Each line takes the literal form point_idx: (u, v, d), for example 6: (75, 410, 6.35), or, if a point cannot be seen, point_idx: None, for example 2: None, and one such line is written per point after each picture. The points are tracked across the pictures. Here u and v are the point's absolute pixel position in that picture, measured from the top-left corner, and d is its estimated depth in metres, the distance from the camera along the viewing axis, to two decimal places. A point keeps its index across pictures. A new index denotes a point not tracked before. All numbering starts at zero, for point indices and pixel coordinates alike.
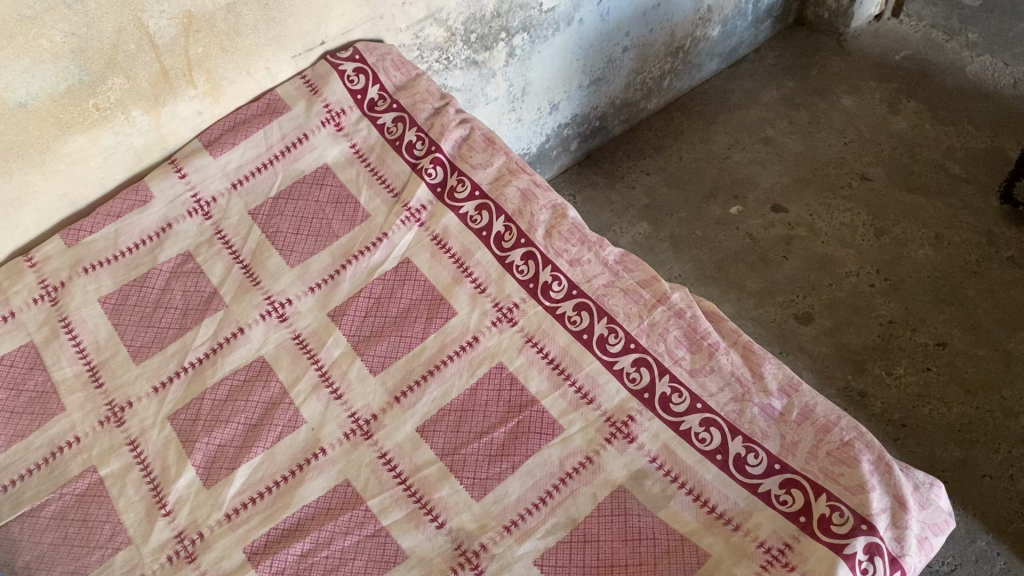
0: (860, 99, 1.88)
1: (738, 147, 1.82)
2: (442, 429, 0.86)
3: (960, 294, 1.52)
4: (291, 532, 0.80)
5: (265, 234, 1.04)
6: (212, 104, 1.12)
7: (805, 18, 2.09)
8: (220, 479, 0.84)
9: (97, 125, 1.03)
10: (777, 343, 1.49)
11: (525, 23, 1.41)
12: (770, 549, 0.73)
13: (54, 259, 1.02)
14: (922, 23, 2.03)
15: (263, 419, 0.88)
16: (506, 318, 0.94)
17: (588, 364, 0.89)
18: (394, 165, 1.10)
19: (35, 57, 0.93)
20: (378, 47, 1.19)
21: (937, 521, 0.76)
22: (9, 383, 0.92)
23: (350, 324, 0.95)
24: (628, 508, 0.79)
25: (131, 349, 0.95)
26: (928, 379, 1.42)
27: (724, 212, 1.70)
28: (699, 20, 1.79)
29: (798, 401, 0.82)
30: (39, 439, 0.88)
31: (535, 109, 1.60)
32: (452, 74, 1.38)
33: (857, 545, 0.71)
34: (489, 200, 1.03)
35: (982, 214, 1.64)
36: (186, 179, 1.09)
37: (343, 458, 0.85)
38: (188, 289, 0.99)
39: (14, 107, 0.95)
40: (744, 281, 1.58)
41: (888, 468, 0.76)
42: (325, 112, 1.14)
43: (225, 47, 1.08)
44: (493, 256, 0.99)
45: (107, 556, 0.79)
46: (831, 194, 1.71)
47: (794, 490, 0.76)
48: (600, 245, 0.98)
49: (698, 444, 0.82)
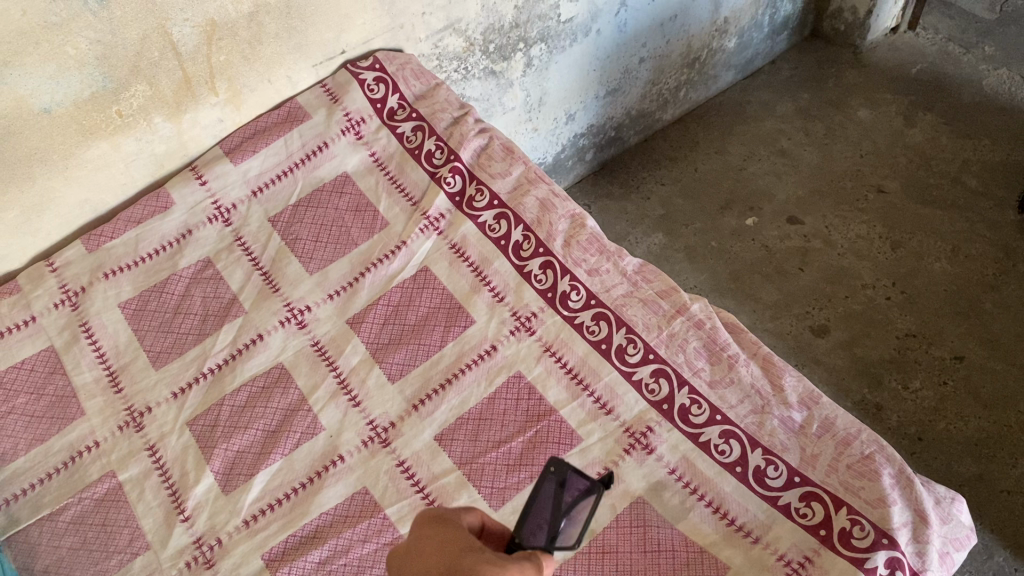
0: (876, 112, 1.88)
1: (754, 158, 1.82)
2: (459, 438, 0.86)
3: (977, 308, 1.51)
4: (310, 539, 0.80)
5: (285, 241, 1.05)
6: (233, 111, 1.13)
7: (821, 30, 2.09)
8: (238, 485, 0.84)
9: (120, 131, 1.04)
10: (793, 355, 1.48)
11: (543, 33, 1.42)
12: (790, 563, 0.73)
13: (75, 264, 1.03)
14: (938, 36, 2.02)
15: (281, 426, 0.88)
16: (524, 328, 0.94)
17: (606, 374, 0.89)
18: (413, 174, 1.10)
19: (61, 64, 0.94)
20: (398, 57, 1.20)
21: (959, 536, 0.75)
22: (30, 387, 0.93)
23: (369, 332, 0.95)
24: (648, 519, 0.78)
25: (151, 354, 0.95)
26: (945, 394, 1.41)
27: (739, 223, 1.70)
28: (715, 32, 1.79)
29: (818, 414, 0.82)
30: (58, 443, 0.89)
31: (551, 119, 1.60)
32: (470, 84, 1.39)
33: (877, 559, 0.70)
34: (507, 209, 1.03)
35: (999, 227, 1.63)
36: (205, 186, 1.09)
37: (361, 465, 0.85)
38: (207, 295, 1.00)
39: (39, 113, 0.96)
40: (759, 293, 1.58)
41: (909, 482, 0.76)
42: (345, 121, 1.15)
43: (247, 55, 1.09)
44: (511, 265, 0.99)
45: (125, 561, 0.80)
46: (847, 207, 1.70)
47: (815, 503, 0.76)
48: (618, 255, 0.98)
49: (717, 457, 0.81)
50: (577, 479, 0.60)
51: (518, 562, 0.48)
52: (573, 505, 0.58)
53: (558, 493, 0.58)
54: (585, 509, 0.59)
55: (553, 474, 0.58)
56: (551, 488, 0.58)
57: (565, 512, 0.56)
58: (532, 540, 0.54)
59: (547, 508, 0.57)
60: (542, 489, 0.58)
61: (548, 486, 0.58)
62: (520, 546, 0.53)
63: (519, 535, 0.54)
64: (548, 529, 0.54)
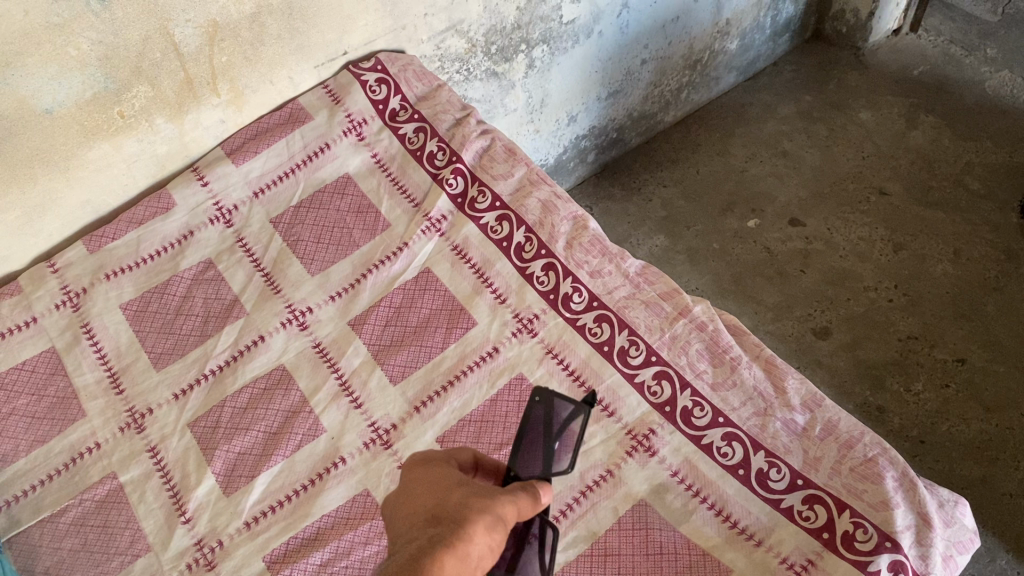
0: (878, 114, 1.88)
1: (755, 160, 1.82)
2: (461, 440, 0.85)
3: (980, 311, 1.51)
4: (311, 541, 0.80)
5: (287, 242, 1.05)
6: (234, 112, 1.13)
7: (823, 32, 2.09)
8: (239, 487, 0.84)
9: (121, 132, 1.04)
10: (795, 357, 1.48)
11: (544, 34, 1.41)
12: (793, 565, 0.73)
13: (77, 265, 1.03)
14: (940, 38, 2.02)
15: (282, 428, 0.88)
16: (526, 329, 0.94)
17: (608, 377, 0.89)
18: (415, 175, 1.10)
19: (62, 65, 0.94)
20: (400, 58, 1.20)
21: (963, 539, 0.75)
22: (31, 389, 0.93)
23: (370, 334, 0.95)
24: (650, 522, 0.78)
25: (152, 355, 0.95)
26: (947, 396, 1.40)
27: (741, 225, 1.70)
28: (717, 33, 1.79)
29: (821, 417, 0.82)
30: (59, 444, 0.89)
31: (553, 121, 1.61)
32: (471, 86, 1.39)
33: (880, 562, 0.70)
34: (509, 211, 1.03)
35: (1002, 230, 1.63)
36: (207, 187, 1.09)
37: (362, 467, 0.85)
38: (209, 296, 1.00)
39: (40, 114, 0.96)
40: (761, 295, 1.58)
41: (912, 485, 0.75)
42: (346, 122, 1.15)
43: (249, 56, 1.09)
44: (513, 267, 0.99)
45: (126, 563, 0.79)
46: (849, 209, 1.70)
47: (818, 506, 0.76)
48: (620, 257, 0.98)
49: (719, 459, 0.81)
50: (565, 404, 0.64)
51: (512, 495, 0.53)
52: (562, 427, 0.64)
53: (547, 416, 0.64)
54: (576, 431, 0.63)
55: (539, 402, 0.65)
56: (541, 412, 0.65)
57: (554, 436, 0.63)
58: (527, 470, 0.61)
59: (537, 434, 0.63)
60: (533, 415, 0.65)
61: (538, 412, 0.65)
62: (515, 477, 0.61)
63: (515, 467, 0.62)
64: (541, 457, 0.61)
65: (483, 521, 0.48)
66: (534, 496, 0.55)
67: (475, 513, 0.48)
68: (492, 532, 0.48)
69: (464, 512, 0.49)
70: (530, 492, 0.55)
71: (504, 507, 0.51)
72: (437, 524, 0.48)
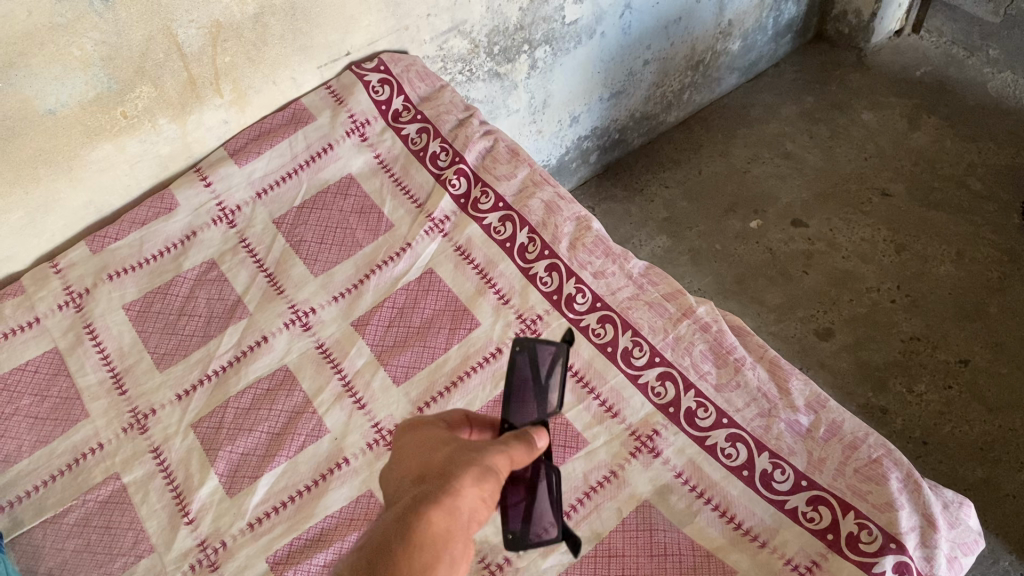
0: (880, 115, 1.88)
1: (758, 161, 1.82)
2: None
3: (982, 311, 1.51)
4: (314, 542, 0.79)
5: (289, 242, 1.04)
6: (237, 113, 1.13)
7: (825, 33, 2.09)
8: (243, 487, 0.84)
9: (124, 132, 1.04)
10: (798, 358, 1.48)
11: (547, 35, 1.41)
12: (798, 567, 0.73)
13: (79, 266, 1.03)
14: (943, 39, 2.02)
15: (286, 428, 0.88)
16: (530, 330, 0.94)
17: (612, 378, 0.89)
18: (418, 176, 1.10)
19: (66, 65, 0.94)
20: (403, 58, 1.20)
21: (967, 540, 0.75)
22: (33, 389, 0.93)
23: (374, 335, 0.95)
24: (654, 523, 0.78)
25: (155, 356, 0.95)
26: (950, 397, 1.40)
27: (744, 226, 1.70)
28: (719, 34, 1.79)
29: (825, 418, 0.82)
30: (62, 445, 0.88)
31: (555, 121, 1.61)
32: (474, 86, 1.39)
33: (885, 563, 0.70)
34: (512, 212, 1.03)
35: (1004, 231, 1.62)
36: (210, 188, 1.09)
37: (365, 468, 0.85)
38: (212, 297, 1.00)
39: (44, 114, 0.96)
40: (764, 295, 1.58)
41: (916, 486, 0.75)
42: (349, 123, 1.15)
43: (252, 57, 1.09)
44: (517, 268, 0.99)
45: (129, 563, 0.79)
46: (851, 210, 1.70)
47: (822, 507, 0.76)
48: (624, 258, 0.97)
49: (723, 460, 0.81)
50: (546, 348, 0.69)
51: (504, 446, 0.58)
52: (547, 373, 0.69)
53: (532, 364, 0.69)
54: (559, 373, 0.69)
55: (522, 351, 0.69)
56: (526, 361, 0.69)
57: (542, 382, 0.68)
58: (523, 419, 0.66)
59: (526, 383, 0.68)
60: (519, 364, 0.69)
61: (523, 360, 0.69)
62: (511, 426, 0.65)
63: (510, 419, 0.66)
64: (534, 405, 0.67)
65: (468, 473, 0.53)
66: (528, 442, 0.59)
67: (463, 467, 0.53)
68: (482, 483, 0.53)
69: (451, 468, 0.53)
70: (523, 439, 0.59)
71: (491, 459, 0.55)
72: (427, 481, 0.53)
